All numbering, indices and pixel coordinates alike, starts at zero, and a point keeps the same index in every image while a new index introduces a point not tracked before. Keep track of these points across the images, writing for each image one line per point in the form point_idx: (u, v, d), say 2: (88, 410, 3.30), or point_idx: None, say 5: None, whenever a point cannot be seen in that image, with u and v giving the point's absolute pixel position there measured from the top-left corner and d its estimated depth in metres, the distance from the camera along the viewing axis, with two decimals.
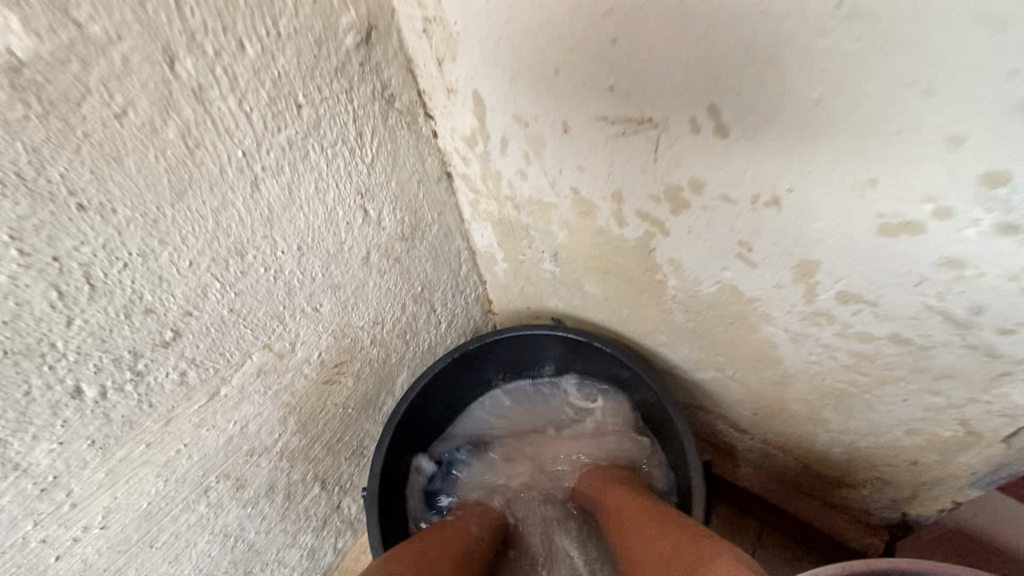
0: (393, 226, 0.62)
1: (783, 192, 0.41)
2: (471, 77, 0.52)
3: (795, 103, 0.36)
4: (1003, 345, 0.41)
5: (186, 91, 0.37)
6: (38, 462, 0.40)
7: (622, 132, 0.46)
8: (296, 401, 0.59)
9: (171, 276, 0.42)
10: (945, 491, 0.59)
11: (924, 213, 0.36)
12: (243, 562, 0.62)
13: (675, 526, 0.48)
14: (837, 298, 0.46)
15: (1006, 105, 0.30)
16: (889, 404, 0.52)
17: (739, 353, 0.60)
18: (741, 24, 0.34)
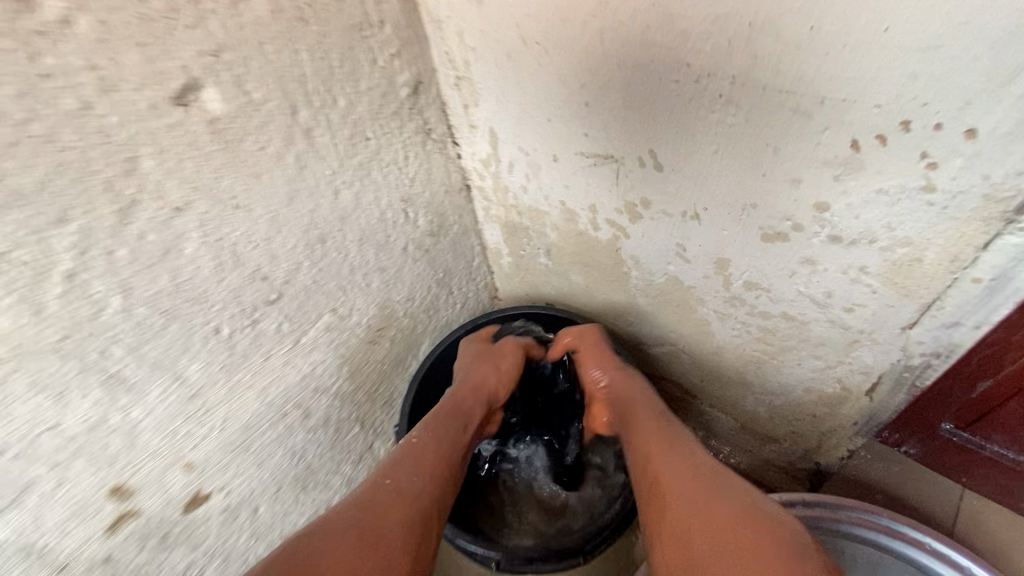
0: (425, 225, 0.81)
1: (700, 210, 0.60)
2: (488, 118, 0.71)
3: (702, 153, 0.55)
4: (850, 318, 0.59)
5: (301, 131, 0.58)
6: (192, 375, 0.58)
7: (594, 164, 0.65)
8: (349, 354, 0.78)
9: (280, 253, 0.61)
10: (840, 440, 0.77)
11: (787, 227, 0.55)
12: (303, 479, 0.80)
13: (671, 431, 0.66)
14: (745, 286, 0.65)
15: (817, 162, 0.48)
16: (791, 368, 0.71)
17: (685, 329, 0.78)
18: (665, 101, 0.53)
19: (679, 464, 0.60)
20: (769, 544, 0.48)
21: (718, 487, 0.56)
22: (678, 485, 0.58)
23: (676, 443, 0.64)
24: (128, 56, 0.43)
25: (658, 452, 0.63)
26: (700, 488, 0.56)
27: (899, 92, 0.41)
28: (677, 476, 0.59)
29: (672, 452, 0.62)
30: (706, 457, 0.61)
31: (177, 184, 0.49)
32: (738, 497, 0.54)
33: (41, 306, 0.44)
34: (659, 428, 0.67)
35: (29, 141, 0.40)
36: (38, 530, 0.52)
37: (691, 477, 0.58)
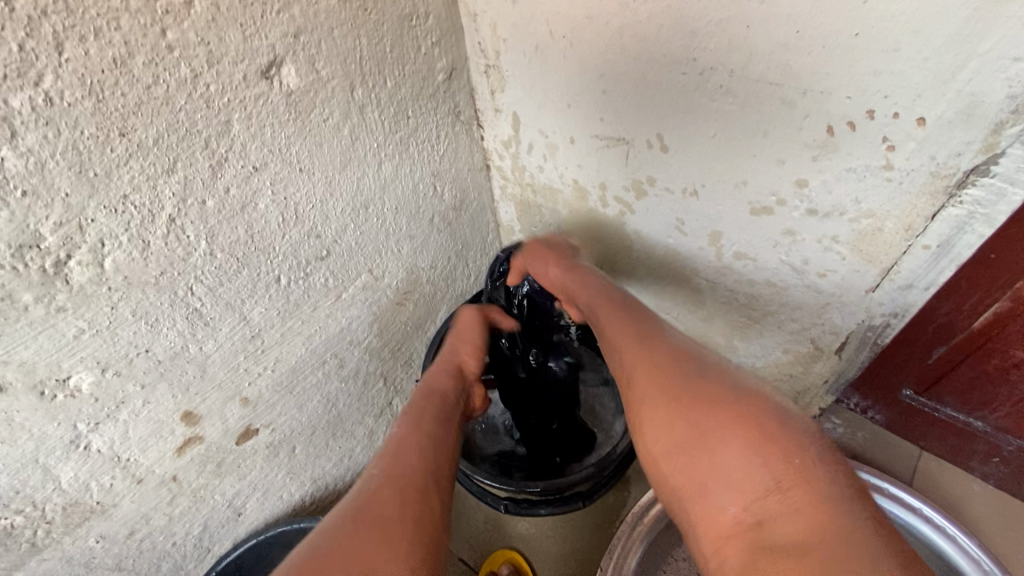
0: (449, 198, 0.90)
1: (699, 187, 0.70)
2: (512, 103, 0.80)
3: (703, 136, 0.64)
4: (822, 284, 0.69)
5: (356, 108, 0.66)
6: (255, 317, 0.67)
7: (606, 146, 0.75)
8: (379, 313, 0.86)
9: (331, 214, 0.70)
10: (813, 399, 0.87)
11: (772, 202, 0.65)
12: (332, 425, 0.89)
13: (634, 322, 0.63)
14: (735, 256, 0.74)
15: (799, 144, 0.58)
16: (771, 331, 0.80)
17: (680, 298, 0.88)
18: (673, 92, 0.63)
19: (640, 358, 0.57)
20: (741, 418, 0.47)
21: (680, 371, 0.53)
22: (642, 378, 0.55)
23: (638, 332, 0.61)
24: (230, 34, 0.51)
25: (623, 348, 0.60)
26: (662, 374, 0.54)
27: (866, 86, 0.50)
28: (641, 368, 0.56)
29: (636, 343, 0.59)
30: (666, 342, 0.58)
31: (258, 146, 0.57)
32: (702, 375, 0.52)
33: (147, 244, 0.52)
34: (622, 321, 0.64)
35: (153, 103, 0.48)
36: (124, 443, 0.60)
37: (653, 366, 0.55)
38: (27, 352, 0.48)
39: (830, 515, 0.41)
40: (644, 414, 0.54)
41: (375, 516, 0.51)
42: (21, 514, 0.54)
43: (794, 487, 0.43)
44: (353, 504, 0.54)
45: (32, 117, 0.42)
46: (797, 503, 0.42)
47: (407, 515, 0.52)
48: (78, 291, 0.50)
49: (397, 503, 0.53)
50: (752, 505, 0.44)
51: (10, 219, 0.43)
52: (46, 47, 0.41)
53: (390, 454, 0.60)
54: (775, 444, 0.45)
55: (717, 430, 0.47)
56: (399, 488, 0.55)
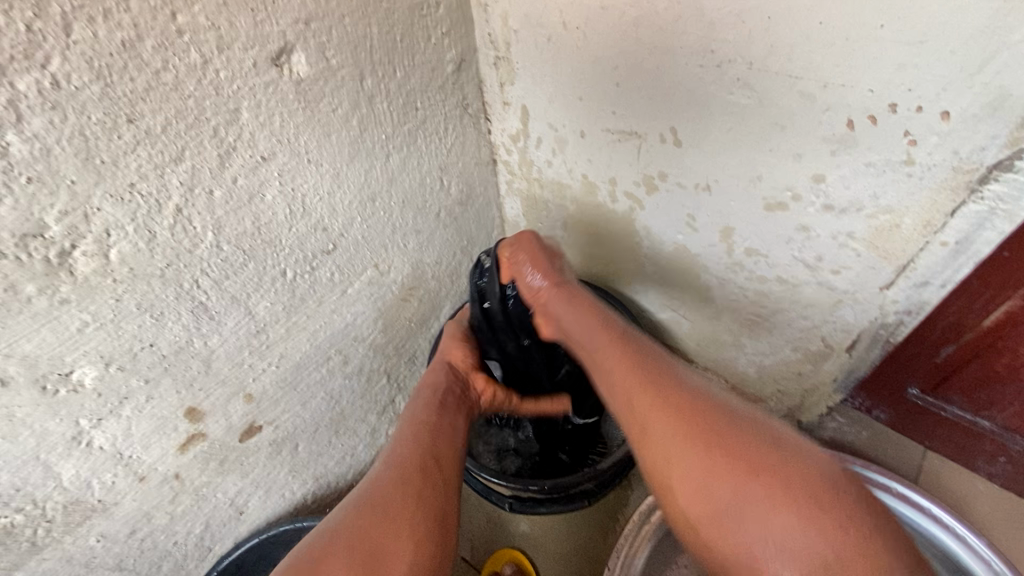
0: (455, 193, 0.88)
1: (712, 181, 0.69)
2: (522, 96, 0.79)
3: (717, 130, 0.64)
4: (835, 281, 0.68)
5: (366, 98, 0.65)
6: (260, 311, 0.65)
7: (617, 140, 0.74)
8: (384, 308, 0.84)
9: (338, 207, 0.68)
10: (821, 397, 0.87)
11: (788, 197, 0.64)
12: (335, 422, 0.87)
13: (646, 364, 0.60)
14: (746, 252, 0.74)
15: (817, 138, 0.57)
16: (781, 328, 0.80)
17: (687, 295, 0.87)
18: (688, 85, 0.62)
19: (663, 405, 0.54)
20: (788, 480, 0.47)
21: (712, 424, 0.52)
22: (669, 432, 0.53)
23: (652, 377, 0.58)
24: (241, 19, 0.49)
25: (639, 398, 0.56)
26: (693, 429, 0.52)
27: (889, 79, 0.50)
28: (666, 421, 0.53)
29: (655, 391, 0.56)
30: (683, 383, 0.57)
31: (266, 136, 0.56)
32: (739, 428, 0.51)
33: (153, 235, 0.51)
34: (633, 362, 0.60)
35: (162, 89, 0.46)
36: (127, 440, 0.58)
37: (680, 416, 0.53)
38: (29, 345, 0.47)
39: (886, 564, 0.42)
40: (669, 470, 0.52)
41: (386, 511, 0.52)
42: (21, 512, 0.53)
43: (856, 547, 0.43)
44: (358, 501, 0.54)
45: (39, 100, 0.40)
46: (856, 568, 0.42)
47: (416, 507, 0.53)
48: (82, 282, 0.48)
49: (407, 498, 0.53)
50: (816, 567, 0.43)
51: (14, 207, 0.42)
52: (54, 28, 0.39)
53: (394, 450, 0.60)
54: (828, 503, 0.45)
55: (767, 495, 0.46)
56: (406, 479, 0.55)
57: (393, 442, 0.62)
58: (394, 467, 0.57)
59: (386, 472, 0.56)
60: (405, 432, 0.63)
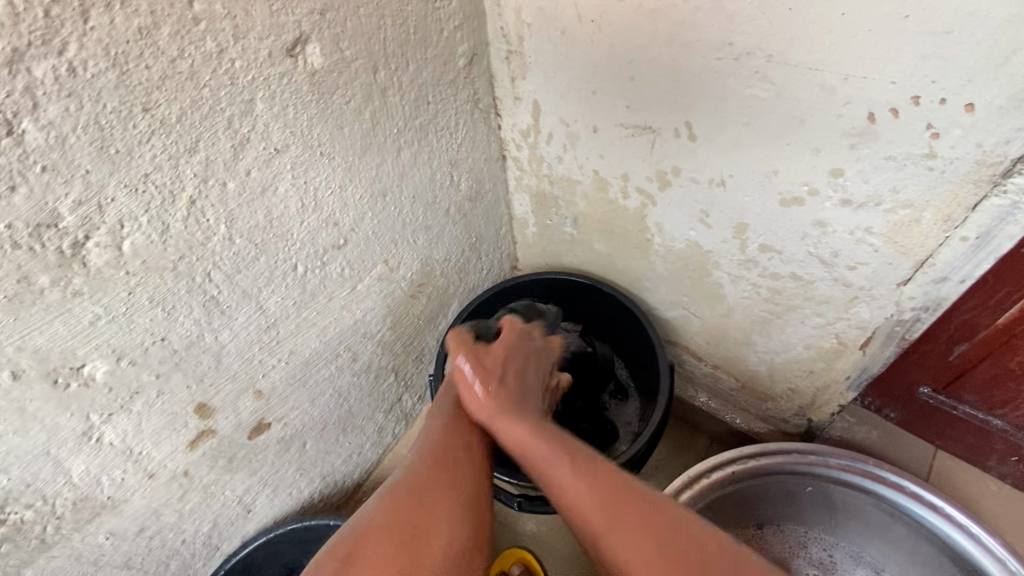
0: (465, 189, 0.87)
1: (727, 177, 0.68)
2: (534, 91, 0.79)
3: (734, 124, 0.63)
4: (851, 277, 0.68)
5: (379, 91, 0.64)
6: (272, 306, 0.64)
7: (631, 135, 0.73)
8: (393, 305, 0.84)
9: (350, 201, 0.67)
10: (833, 395, 0.86)
11: (805, 192, 0.63)
12: (343, 420, 0.86)
13: (582, 456, 0.52)
14: (760, 248, 0.73)
15: (836, 132, 0.57)
16: (794, 325, 0.79)
17: (698, 293, 0.86)
18: (706, 78, 0.61)
19: (606, 507, 0.47)
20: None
21: (665, 535, 0.45)
22: (622, 542, 0.45)
23: (591, 471, 0.50)
24: (257, 8, 0.49)
25: (581, 505, 0.48)
26: (650, 537, 0.45)
27: (913, 70, 0.49)
28: (618, 533, 0.46)
29: (601, 498, 0.48)
30: (623, 484, 0.49)
31: (281, 128, 0.55)
32: (692, 544, 0.44)
33: (167, 226, 0.50)
34: (568, 453, 0.52)
35: (177, 78, 0.46)
36: (137, 435, 0.58)
37: (629, 530, 0.45)
38: (42, 338, 0.46)
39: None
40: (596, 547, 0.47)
41: (422, 494, 0.51)
42: (31, 509, 0.52)
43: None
44: (393, 483, 0.52)
45: (55, 87, 0.40)
46: None
47: (453, 491, 0.52)
48: (95, 274, 0.47)
49: (442, 485, 0.52)
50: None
51: (28, 196, 0.41)
52: (72, 13, 0.39)
53: (425, 439, 0.58)
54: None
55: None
56: (439, 465, 0.54)
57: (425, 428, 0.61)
58: (429, 454, 0.56)
59: (420, 459, 0.55)
60: (435, 417, 0.62)
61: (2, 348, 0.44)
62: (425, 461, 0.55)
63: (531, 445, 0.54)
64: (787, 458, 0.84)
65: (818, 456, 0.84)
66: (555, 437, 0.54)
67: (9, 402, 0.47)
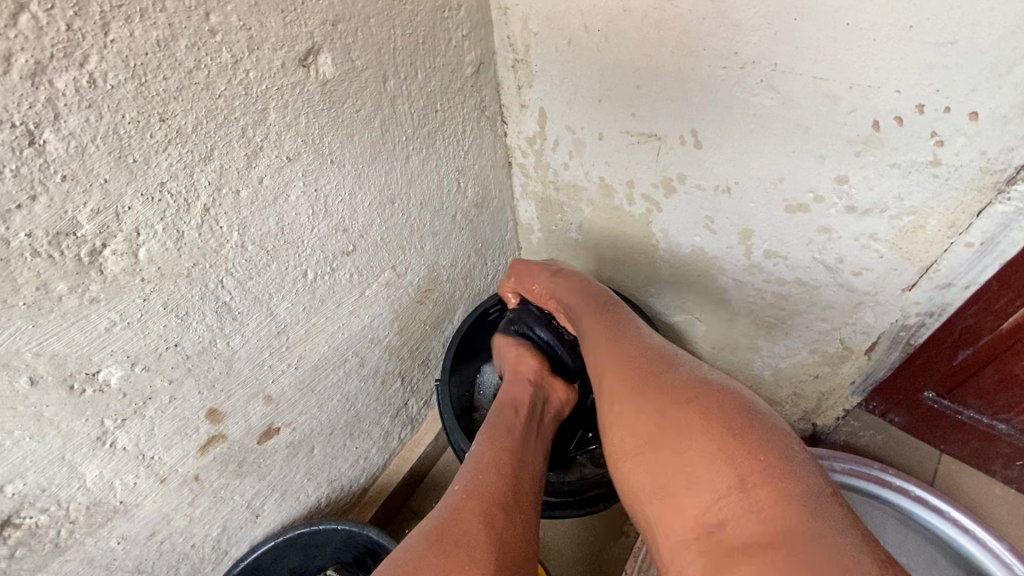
0: (471, 195, 0.88)
1: (732, 183, 0.69)
2: (540, 98, 0.79)
3: (739, 131, 0.64)
4: (856, 282, 0.68)
5: (388, 99, 0.65)
6: (282, 312, 0.65)
7: (636, 143, 0.74)
8: (400, 311, 0.84)
9: (359, 208, 0.68)
10: (837, 400, 0.86)
11: (809, 199, 0.64)
12: (350, 425, 0.87)
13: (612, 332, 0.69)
14: (765, 254, 0.74)
15: (841, 140, 0.58)
16: (798, 330, 0.79)
17: (703, 298, 0.87)
18: (711, 86, 0.62)
19: (621, 369, 0.62)
20: (711, 419, 0.50)
21: (655, 382, 0.57)
22: (631, 395, 0.58)
23: (614, 345, 0.66)
24: (271, 19, 0.49)
25: (606, 369, 0.64)
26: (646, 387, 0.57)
27: (917, 80, 0.50)
28: (629, 385, 0.59)
29: (619, 357, 0.64)
30: (638, 349, 0.64)
31: (292, 136, 0.56)
32: (675, 384, 0.56)
33: (181, 234, 0.51)
34: (603, 335, 0.69)
35: (193, 88, 0.46)
36: (149, 440, 0.58)
37: (634, 387, 0.58)
38: (59, 344, 0.47)
39: (799, 507, 0.44)
40: (613, 404, 0.59)
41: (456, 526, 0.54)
42: (46, 514, 0.53)
43: (767, 492, 0.45)
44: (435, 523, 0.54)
45: (75, 99, 0.40)
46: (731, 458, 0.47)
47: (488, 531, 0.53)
48: (111, 281, 0.48)
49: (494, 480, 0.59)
50: (724, 499, 0.46)
51: (48, 205, 0.42)
52: (93, 26, 0.39)
53: (483, 441, 0.67)
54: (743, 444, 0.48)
55: (696, 439, 0.50)
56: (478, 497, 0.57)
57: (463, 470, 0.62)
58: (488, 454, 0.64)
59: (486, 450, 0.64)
60: (493, 425, 0.70)
61: (21, 354, 0.45)
62: (483, 460, 0.63)
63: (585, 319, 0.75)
64: None
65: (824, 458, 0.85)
66: (595, 317, 0.73)
67: (26, 408, 0.47)
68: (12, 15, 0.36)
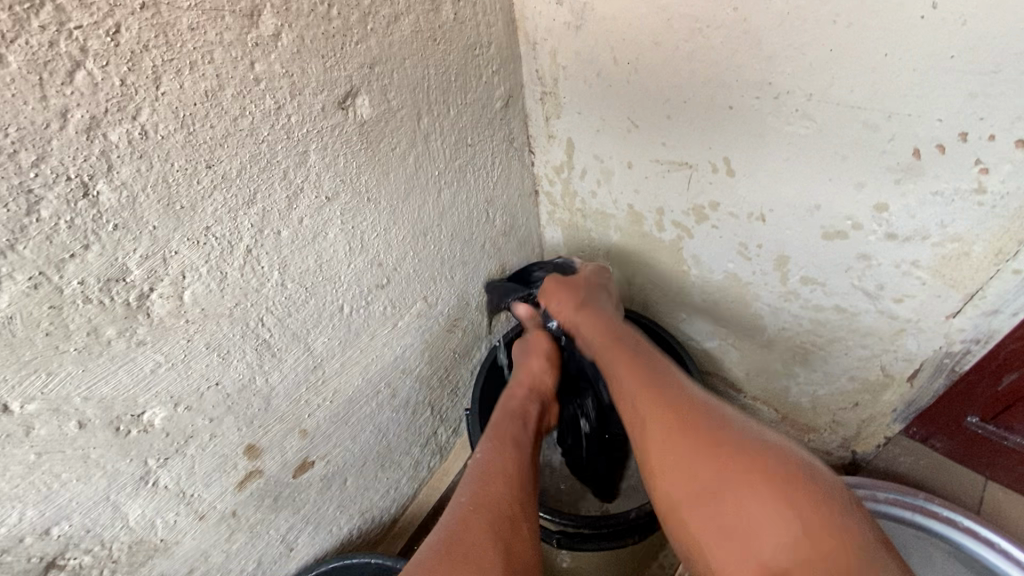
0: (500, 224, 0.88)
1: (767, 211, 0.68)
2: (568, 129, 0.80)
3: (773, 158, 0.63)
4: (897, 309, 0.67)
5: (422, 137, 0.66)
6: (319, 347, 0.65)
7: (667, 171, 0.74)
8: (431, 340, 0.84)
9: (393, 243, 0.69)
10: (878, 427, 0.84)
11: (848, 226, 0.63)
12: (382, 456, 0.86)
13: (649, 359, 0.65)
14: (801, 281, 0.72)
15: (881, 168, 0.57)
16: (837, 356, 0.78)
17: (736, 325, 0.85)
18: (744, 115, 0.62)
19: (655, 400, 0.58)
20: (799, 517, 0.46)
21: (698, 425, 0.54)
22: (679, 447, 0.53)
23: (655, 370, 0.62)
24: (312, 66, 0.51)
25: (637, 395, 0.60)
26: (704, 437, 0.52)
27: (958, 108, 0.49)
28: (691, 454, 0.52)
29: (658, 393, 0.58)
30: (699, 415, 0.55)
31: (331, 177, 0.57)
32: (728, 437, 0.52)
33: (224, 275, 0.52)
34: (643, 380, 0.61)
35: (238, 135, 0.47)
36: (190, 478, 0.59)
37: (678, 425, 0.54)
38: (107, 387, 0.48)
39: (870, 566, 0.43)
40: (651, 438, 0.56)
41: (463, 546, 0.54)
42: (89, 554, 0.53)
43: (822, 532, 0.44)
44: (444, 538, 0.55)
45: (128, 150, 0.41)
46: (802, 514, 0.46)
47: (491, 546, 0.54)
48: (157, 324, 0.49)
49: (498, 544, 0.54)
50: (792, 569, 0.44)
51: (100, 253, 0.43)
52: (145, 81, 0.41)
53: (475, 490, 0.61)
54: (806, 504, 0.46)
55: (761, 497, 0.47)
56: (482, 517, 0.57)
57: (467, 482, 0.63)
58: (478, 508, 0.58)
59: (472, 510, 0.58)
60: (484, 462, 0.65)
61: (71, 398, 0.46)
62: (477, 511, 0.58)
63: (607, 345, 0.69)
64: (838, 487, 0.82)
65: (869, 484, 0.81)
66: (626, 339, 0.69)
67: (74, 450, 0.48)
68: (69, 73, 0.37)
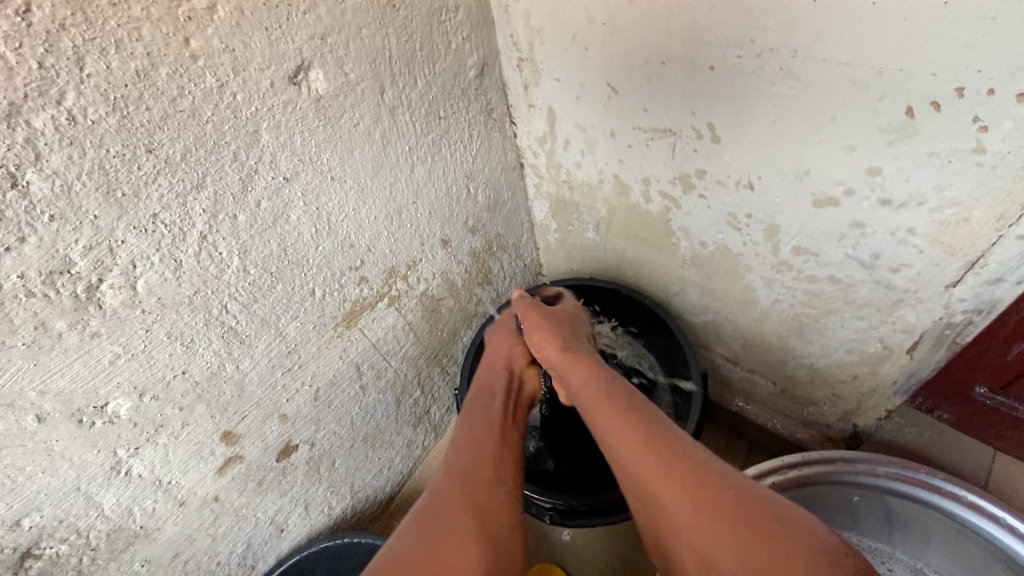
0: (483, 200, 0.85)
1: (755, 178, 0.64)
2: (548, 97, 0.76)
3: (758, 122, 0.59)
4: (894, 278, 0.63)
5: (388, 112, 0.63)
6: (291, 332, 0.64)
7: (650, 139, 0.70)
8: (415, 321, 0.83)
9: (365, 223, 0.67)
10: (878, 401, 0.81)
11: (839, 193, 0.59)
12: (372, 436, 0.86)
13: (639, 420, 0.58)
14: (793, 251, 0.69)
15: (872, 127, 0.53)
16: (833, 329, 0.74)
17: (731, 298, 0.82)
18: (726, 76, 0.58)
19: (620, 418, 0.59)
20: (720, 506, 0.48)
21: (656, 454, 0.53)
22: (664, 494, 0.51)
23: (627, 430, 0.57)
24: (255, 39, 0.48)
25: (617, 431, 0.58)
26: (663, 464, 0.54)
27: (954, 60, 0.45)
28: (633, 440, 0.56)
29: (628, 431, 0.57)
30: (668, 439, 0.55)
31: (288, 156, 0.55)
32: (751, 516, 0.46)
33: (179, 263, 0.50)
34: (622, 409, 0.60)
35: (179, 116, 0.45)
36: (165, 466, 0.59)
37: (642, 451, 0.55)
38: (63, 381, 0.47)
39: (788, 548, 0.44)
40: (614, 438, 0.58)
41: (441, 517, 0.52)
42: (66, 543, 0.54)
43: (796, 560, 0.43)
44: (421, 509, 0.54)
45: (56, 137, 0.40)
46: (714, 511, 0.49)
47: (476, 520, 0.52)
48: (111, 315, 0.48)
49: (468, 506, 0.53)
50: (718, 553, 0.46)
51: (38, 245, 0.41)
52: (67, 63, 0.38)
53: (454, 459, 0.60)
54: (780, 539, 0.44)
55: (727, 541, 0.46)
56: (465, 487, 0.55)
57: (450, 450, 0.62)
58: (458, 484, 0.56)
59: (447, 480, 0.57)
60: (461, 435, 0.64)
61: (25, 393, 0.45)
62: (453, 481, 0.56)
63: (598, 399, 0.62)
64: (833, 459, 0.79)
65: (864, 457, 0.78)
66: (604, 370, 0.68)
67: (36, 444, 0.48)
68: None
